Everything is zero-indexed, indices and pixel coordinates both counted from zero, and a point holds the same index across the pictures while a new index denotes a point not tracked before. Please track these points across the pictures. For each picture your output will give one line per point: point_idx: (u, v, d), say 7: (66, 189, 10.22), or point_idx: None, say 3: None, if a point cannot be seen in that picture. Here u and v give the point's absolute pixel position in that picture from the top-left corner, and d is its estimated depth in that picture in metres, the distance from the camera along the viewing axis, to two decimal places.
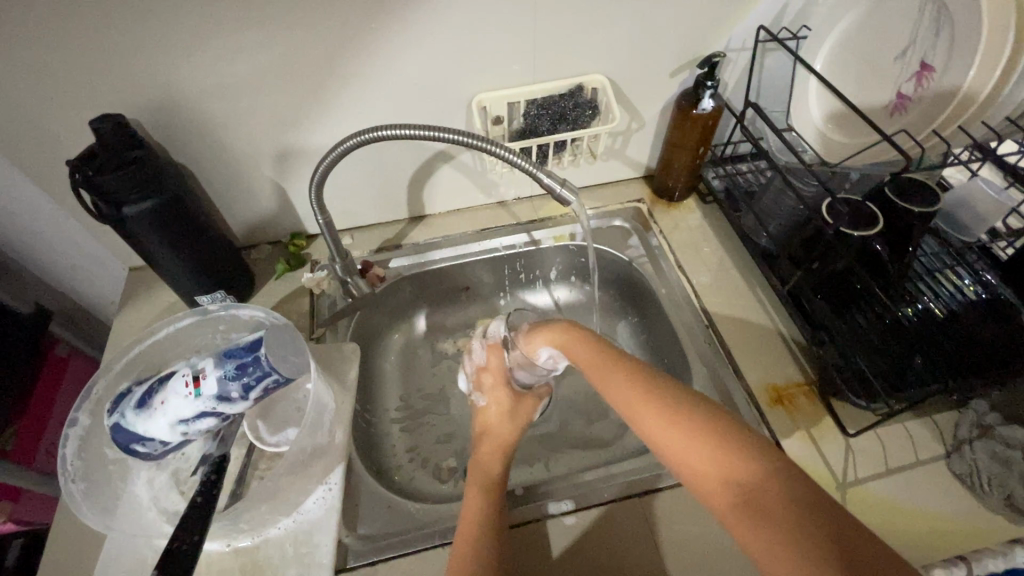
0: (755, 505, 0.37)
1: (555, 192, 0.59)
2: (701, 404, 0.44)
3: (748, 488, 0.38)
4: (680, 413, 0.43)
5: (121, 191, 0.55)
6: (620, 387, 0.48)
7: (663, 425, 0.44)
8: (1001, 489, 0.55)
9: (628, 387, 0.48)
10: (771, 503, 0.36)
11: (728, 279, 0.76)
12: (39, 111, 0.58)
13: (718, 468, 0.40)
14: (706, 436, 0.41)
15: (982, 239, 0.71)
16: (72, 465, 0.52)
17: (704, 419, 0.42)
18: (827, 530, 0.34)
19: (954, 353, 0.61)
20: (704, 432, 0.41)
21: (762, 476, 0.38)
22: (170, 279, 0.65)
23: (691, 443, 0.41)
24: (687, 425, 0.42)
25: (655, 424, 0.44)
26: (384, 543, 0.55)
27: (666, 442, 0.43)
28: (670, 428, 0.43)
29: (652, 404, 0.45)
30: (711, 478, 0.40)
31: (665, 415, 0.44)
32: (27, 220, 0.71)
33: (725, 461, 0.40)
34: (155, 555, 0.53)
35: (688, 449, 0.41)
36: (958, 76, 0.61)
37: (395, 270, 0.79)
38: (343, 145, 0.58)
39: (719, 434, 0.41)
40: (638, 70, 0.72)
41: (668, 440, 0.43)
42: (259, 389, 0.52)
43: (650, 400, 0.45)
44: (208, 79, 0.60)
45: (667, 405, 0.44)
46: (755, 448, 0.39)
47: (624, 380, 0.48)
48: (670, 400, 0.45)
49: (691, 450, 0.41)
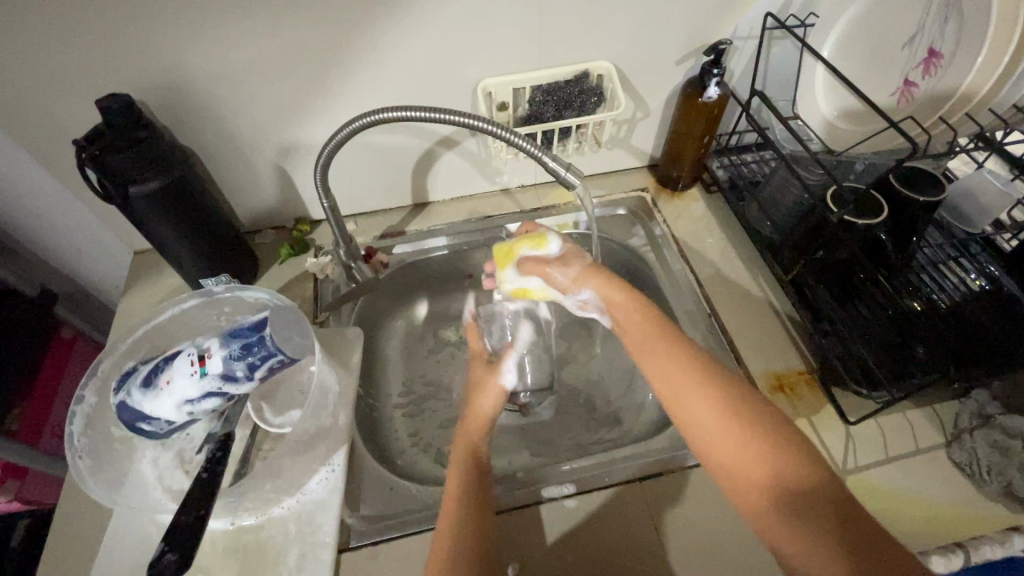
0: (798, 507, 0.41)
1: (560, 176, 0.59)
2: (756, 403, 0.47)
3: (794, 490, 0.42)
4: (735, 409, 0.47)
5: (127, 171, 0.55)
6: (678, 375, 0.50)
7: (714, 421, 0.47)
8: (1000, 477, 0.55)
9: (682, 374, 0.50)
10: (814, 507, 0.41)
11: (732, 268, 0.76)
12: (44, 92, 0.58)
13: (764, 468, 0.44)
14: (758, 437, 0.45)
15: (986, 231, 0.69)
16: (79, 442, 0.53)
17: (760, 422, 0.46)
18: (860, 537, 0.39)
19: (956, 344, 0.61)
20: (757, 432, 0.45)
21: (807, 482, 0.42)
22: (176, 260, 0.66)
23: (744, 441, 0.45)
24: (743, 423, 0.46)
25: (709, 416, 0.47)
26: (387, 524, 0.55)
27: (717, 434, 0.46)
28: (725, 422, 0.46)
29: (708, 398, 0.48)
30: (756, 476, 0.44)
31: (721, 410, 0.47)
32: (31, 202, 0.71)
33: (773, 463, 0.44)
34: (159, 533, 0.54)
35: (739, 446, 0.45)
36: (965, 62, 0.61)
37: (399, 257, 0.79)
38: (349, 128, 0.57)
39: (772, 436, 0.45)
40: (645, 58, 0.71)
41: (721, 433, 0.46)
42: (265, 369, 0.53)
43: (709, 395, 0.48)
44: (215, 62, 0.60)
45: (724, 399, 0.47)
46: (805, 454, 0.44)
47: (682, 367, 0.50)
48: (727, 394, 0.48)
49: (743, 447, 0.45)
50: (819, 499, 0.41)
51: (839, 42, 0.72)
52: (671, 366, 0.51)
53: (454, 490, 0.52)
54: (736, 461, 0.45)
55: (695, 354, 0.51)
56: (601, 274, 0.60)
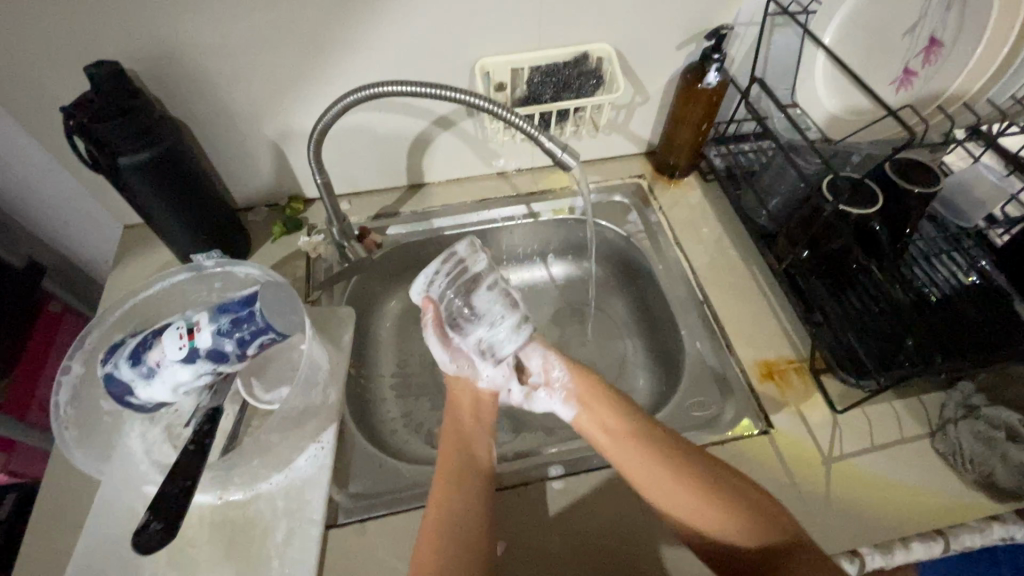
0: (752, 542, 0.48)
1: (556, 156, 0.58)
2: (705, 467, 0.51)
3: (746, 529, 0.48)
4: (692, 470, 0.51)
5: (118, 140, 0.55)
6: (650, 463, 0.52)
7: (696, 497, 0.50)
8: (982, 467, 0.56)
9: (659, 456, 0.52)
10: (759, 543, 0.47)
11: (726, 258, 0.76)
12: (30, 57, 0.56)
13: (720, 516, 0.49)
14: (708, 491, 0.50)
15: (978, 225, 0.71)
16: (65, 413, 0.53)
17: (727, 487, 0.50)
18: (796, 549, 0.47)
19: (945, 336, 0.62)
20: (707, 488, 0.50)
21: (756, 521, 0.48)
22: (165, 235, 0.65)
23: (700, 495, 0.50)
24: (699, 482, 0.50)
25: (686, 493, 0.50)
26: (375, 502, 0.56)
27: (678, 498, 0.50)
28: (676, 483, 0.51)
29: (662, 465, 0.52)
30: (717, 527, 0.49)
31: (691, 482, 0.50)
32: (19, 172, 0.70)
33: (725, 511, 0.49)
34: (144, 505, 0.53)
35: (699, 501, 0.49)
36: (966, 51, 0.62)
37: (393, 238, 0.79)
38: (343, 102, 0.56)
39: (723, 487, 0.50)
40: (647, 42, 0.71)
41: (674, 498, 0.50)
42: (256, 344, 0.52)
43: (681, 469, 0.51)
44: (207, 35, 0.59)
45: (681, 465, 0.51)
46: (751, 496, 0.49)
47: (655, 459, 0.52)
48: (679, 461, 0.52)
49: (706, 505, 0.49)
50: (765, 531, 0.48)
51: (838, 31, 0.70)
52: (638, 446, 0.54)
53: (445, 491, 0.52)
54: (693, 513, 0.50)
55: (661, 437, 0.54)
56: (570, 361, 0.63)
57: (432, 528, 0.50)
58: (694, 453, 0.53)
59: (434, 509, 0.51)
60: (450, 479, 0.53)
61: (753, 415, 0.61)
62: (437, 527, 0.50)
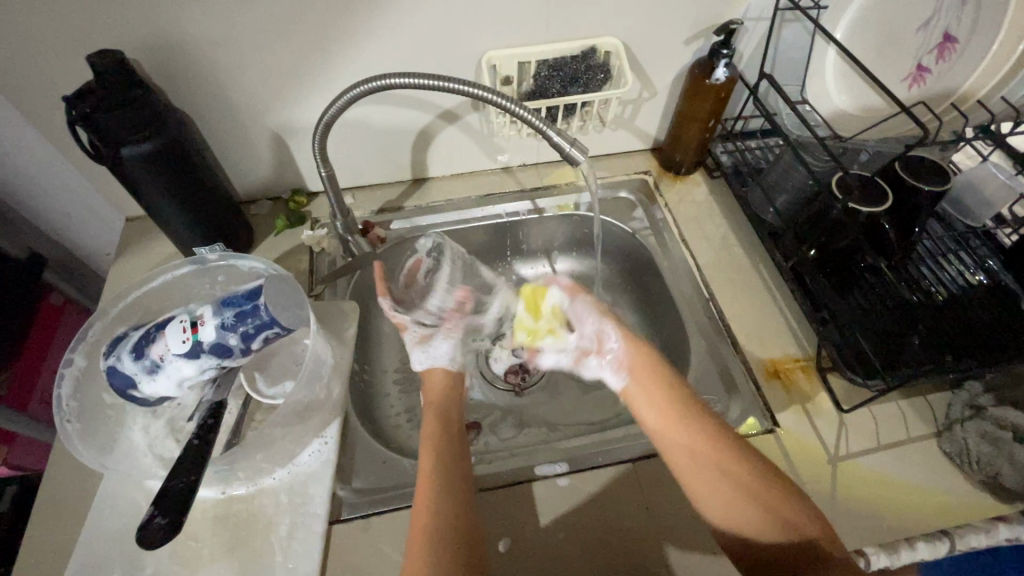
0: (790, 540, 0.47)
1: (565, 151, 0.57)
2: (755, 460, 0.50)
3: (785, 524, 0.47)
4: (740, 461, 0.50)
5: (120, 131, 0.54)
6: (698, 450, 0.51)
7: (735, 494, 0.49)
8: (989, 467, 0.55)
9: (705, 445, 0.51)
10: (800, 543, 0.47)
11: (732, 255, 0.75)
12: (32, 46, 0.56)
13: (763, 511, 0.48)
14: (755, 483, 0.49)
15: (987, 224, 0.71)
16: (67, 406, 0.52)
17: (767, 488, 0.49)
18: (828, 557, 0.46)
19: (953, 336, 0.62)
20: (755, 481, 0.49)
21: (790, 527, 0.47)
22: (168, 227, 0.64)
23: (747, 487, 0.49)
24: (740, 478, 0.49)
25: (727, 487, 0.49)
26: (380, 497, 0.55)
27: (724, 487, 0.49)
28: (724, 472, 0.49)
29: (715, 453, 0.50)
30: (750, 526, 0.48)
31: (732, 476, 0.49)
32: (20, 163, 0.69)
33: (769, 504, 0.48)
34: (148, 499, 0.54)
35: (737, 498, 0.48)
36: (981, 48, 0.60)
37: (397, 232, 0.78)
38: (350, 94, 0.55)
39: (769, 482, 0.49)
40: (655, 36, 0.70)
41: (715, 491, 0.49)
42: (260, 338, 0.51)
43: (724, 461, 0.50)
44: (211, 25, 0.58)
45: (730, 454, 0.50)
46: (792, 494, 0.49)
47: (702, 446, 0.51)
48: (725, 453, 0.50)
49: (744, 504, 0.48)
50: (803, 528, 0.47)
51: (850, 27, 0.70)
52: (685, 432, 0.52)
53: (430, 484, 0.50)
54: (736, 504, 0.48)
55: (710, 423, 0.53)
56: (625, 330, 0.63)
57: (422, 520, 0.48)
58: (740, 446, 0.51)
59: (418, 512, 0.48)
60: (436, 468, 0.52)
61: (759, 414, 0.61)
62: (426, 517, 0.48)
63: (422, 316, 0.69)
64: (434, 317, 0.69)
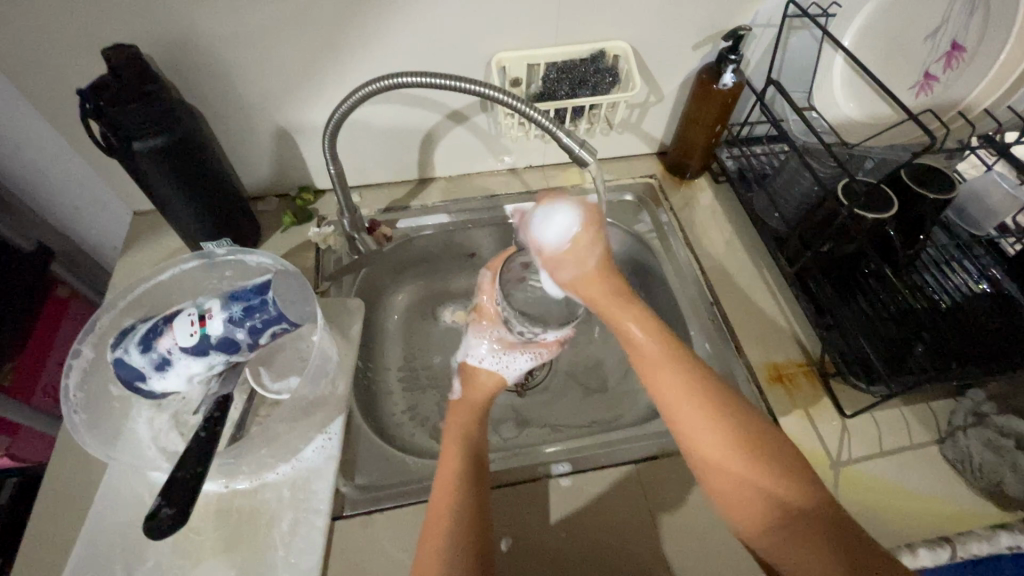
0: (775, 516, 0.45)
1: (573, 152, 0.58)
2: (736, 410, 0.49)
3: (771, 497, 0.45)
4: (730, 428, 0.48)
5: (134, 125, 0.54)
6: (684, 399, 0.50)
7: (719, 448, 0.48)
8: (991, 475, 0.56)
9: (692, 393, 0.50)
10: (773, 501, 0.45)
11: (736, 260, 0.76)
12: (48, 40, 0.56)
13: (749, 481, 0.46)
14: (731, 430, 0.48)
15: (991, 234, 0.71)
16: (74, 397, 0.53)
17: (757, 448, 0.47)
18: (815, 526, 0.43)
19: (955, 343, 0.62)
20: (730, 429, 0.48)
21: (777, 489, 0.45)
22: (176, 221, 0.65)
23: (720, 439, 0.48)
24: (723, 430, 0.48)
25: (711, 439, 0.48)
26: (384, 494, 0.55)
27: (709, 451, 0.48)
28: (710, 436, 0.48)
29: (695, 394, 0.50)
30: (734, 485, 0.47)
31: (715, 427, 0.48)
32: (31, 155, 0.70)
33: (742, 454, 0.47)
34: (151, 492, 0.54)
35: (723, 450, 0.47)
36: (990, 55, 0.60)
37: (403, 231, 0.79)
38: (362, 92, 0.56)
39: (763, 453, 0.47)
40: (664, 41, 0.70)
41: (699, 442, 0.48)
42: (267, 332, 0.51)
43: (710, 412, 0.49)
44: (225, 22, 0.58)
45: (722, 421, 0.48)
46: (789, 470, 0.46)
47: (688, 393, 0.50)
48: (712, 404, 0.49)
49: (727, 458, 0.47)
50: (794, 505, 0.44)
51: (859, 33, 0.71)
52: (672, 378, 0.51)
53: (450, 494, 0.49)
54: (715, 466, 0.47)
55: (702, 371, 0.52)
56: (601, 268, 0.59)
57: (437, 529, 0.47)
58: (736, 402, 0.50)
59: (436, 506, 0.49)
60: (455, 477, 0.50)
61: None
62: (439, 527, 0.47)
63: (517, 328, 0.64)
64: (527, 341, 0.66)
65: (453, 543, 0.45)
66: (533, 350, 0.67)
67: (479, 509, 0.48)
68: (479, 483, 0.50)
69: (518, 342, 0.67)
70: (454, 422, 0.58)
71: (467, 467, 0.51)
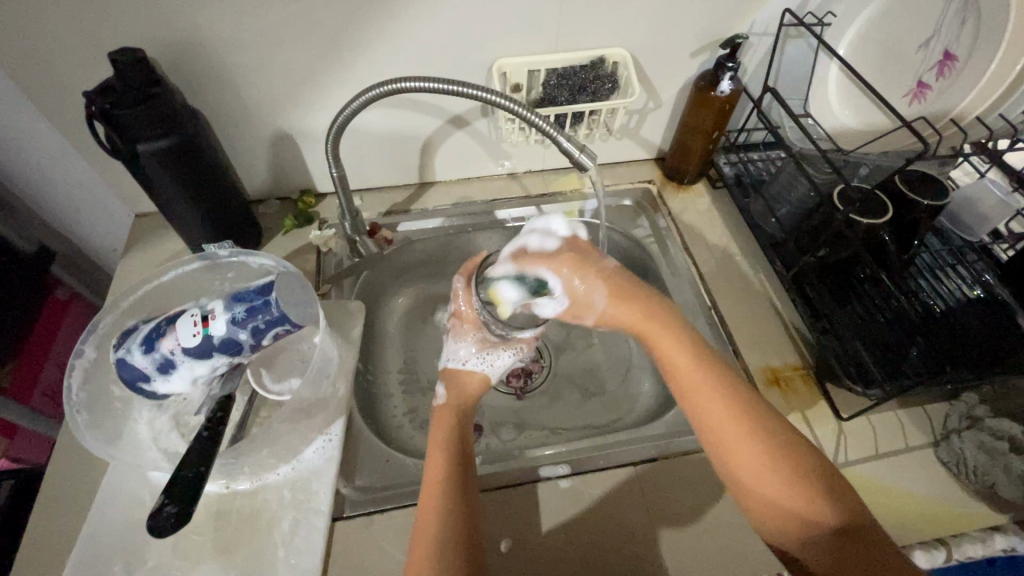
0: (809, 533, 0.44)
1: (574, 157, 0.59)
2: (769, 425, 0.48)
3: (805, 514, 0.45)
4: (766, 442, 0.47)
5: (138, 127, 0.55)
6: (718, 415, 0.49)
7: (754, 464, 0.47)
8: (985, 478, 0.56)
9: (726, 409, 0.49)
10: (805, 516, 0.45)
11: (734, 264, 0.77)
12: (55, 43, 0.57)
13: (785, 498, 0.45)
14: (764, 445, 0.47)
15: (984, 239, 0.72)
16: (76, 397, 0.53)
17: (792, 463, 0.46)
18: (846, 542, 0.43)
19: (950, 348, 0.63)
20: (764, 444, 0.47)
21: (809, 505, 0.45)
22: (178, 223, 0.65)
23: (754, 456, 0.47)
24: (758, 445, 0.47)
25: (746, 455, 0.47)
26: (384, 495, 0.56)
27: (749, 469, 0.47)
28: (750, 451, 0.47)
29: (728, 410, 0.49)
30: (767, 500, 0.46)
31: (750, 444, 0.47)
32: (34, 157, 0.70)
33: (776, 470, 0.46)
34: (151, 493, 0.54)
35: (757, 466, 0.47)
36: (981, 65, 0.62)
37: (403, 234, 0.79)
38: (365, 96, 0.57)
39: (800, 467, 0.46)
40: (662, 48, 0.72)
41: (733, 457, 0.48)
42: (270, 333, 0.52)
43: (744, 429, 0.48)
44: (230, 27, 0.59)
45: (757, 436, 0.48)
46: (826, 483, 0.46)
47: (723, 409, 0.49)
48: (746, 419, 0.49)
49: (762, 475, 0.46)
50: (827, 522, 0.44)
51: (853, 42, 0.73)
52: (704, 394, 0.50)
53: (436, 498, 0.48)
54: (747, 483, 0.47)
55: (734, 385, 0.51)
56: (616, 290, 0.59)
57: (427, 536, 0.46)
58: (768, 416, 0.49)
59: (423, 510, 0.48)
60: (443, 477, 0.50)
61: None
62: (430, 531, 0.46)
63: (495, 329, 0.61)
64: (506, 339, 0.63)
65: (445, 546, 0.45)
66: (513, 347, 0.63)
67: (467, 514, 0.48)
68: (468, 484, 0.50)
69: (498, 340, 0.63)
70: (440, 423, 0.57)
71: (457, 472, 0.51)
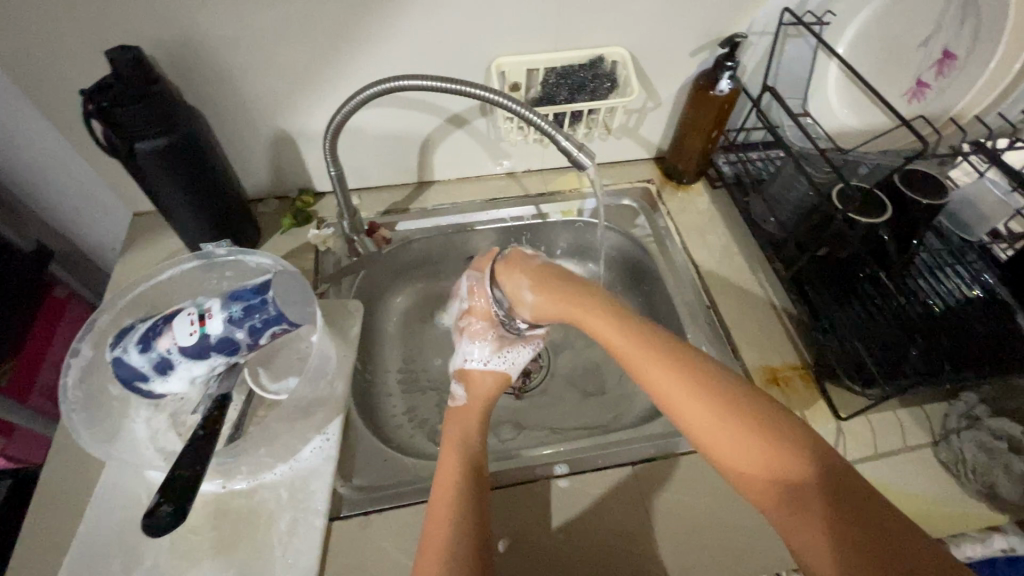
0: (780, 494, 0.41)
1: (573, 156, 0.58)
2: (722, 384, 0.47)
3: (774, 476, 0.41)
4: (714, 399, 0.46)
5: (136, 125, 0.54)
6: (665, 381, 0.49)
7: (710, 425, 0.45)
8: (984, 477, 0.56)
9: (674, 374, 0.48)
10: (773, 474, 0.41)
11: (733, 264, 0.76)
12: (51, 40, 0.57)
13: (748, 457, 0.43)
14: (718, 403, 0.46)
15: (983, 238, 0.72)
16: (72, 395, 0.53)
17: (753, 419, 0.44)
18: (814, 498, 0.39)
19: (949, 347, 0.63)
20: (717, 404, 0.46)
21: (771, 463, 0.42)
22: (176, 221, 0.65)
23: (706, 416, 0.45)
24: (711, 405, 0.46)
25: (700, 417, 0.46)
26: (381, 494, 0.55)
27: (705, 432, 0.45)
28: (703, 411, 0.46)
29: (675, 375, 0.48)
30: (730, 464, 0.44)
31: (704, 406, 0.46)
32: (32, 155, 0.70)
33: (733, 427, 0.44)
34: (148, 492, 0.54)
35: (714, 427, 0.45)
36: (980, 64, 0.64)
37: (402, 233, 0.79)
38: (363, 94, 0.56)
39: (760, 422, 0.44)
40: (662, 47, 0.71)
41: (691, 421, 0.46)
42: (266, 332, 0.52)
43: (693, 390, 0.47)
44: (227, 25, 0.59)
45: (706, 396, 0.46)
46: (790, 438, 0.42)
47: (668, 374, 0.49)
48: (695, 380, 0.47)
49: (720, 435, 0.44)
50: (797, 477, 0.40)
51: (853, 41, 0.72)
52: (651, 363, 0.50)
53: (451, 495, 0.49)
54: (708, 447, 0.45)
55: (685, 352, 0.50)
56: (545, 282, 0.62)
57: (439, 532, 0.46)
58: (721, 375, 0.48)
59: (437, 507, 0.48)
60: (457, 477, 0.51)
61: None
62: (443, 528, 0.46)
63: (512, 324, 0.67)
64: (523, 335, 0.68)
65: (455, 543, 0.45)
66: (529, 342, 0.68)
67: (480, 509, 0.48)
68: (480, 481, 0.51)
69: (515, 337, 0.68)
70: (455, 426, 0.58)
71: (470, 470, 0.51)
